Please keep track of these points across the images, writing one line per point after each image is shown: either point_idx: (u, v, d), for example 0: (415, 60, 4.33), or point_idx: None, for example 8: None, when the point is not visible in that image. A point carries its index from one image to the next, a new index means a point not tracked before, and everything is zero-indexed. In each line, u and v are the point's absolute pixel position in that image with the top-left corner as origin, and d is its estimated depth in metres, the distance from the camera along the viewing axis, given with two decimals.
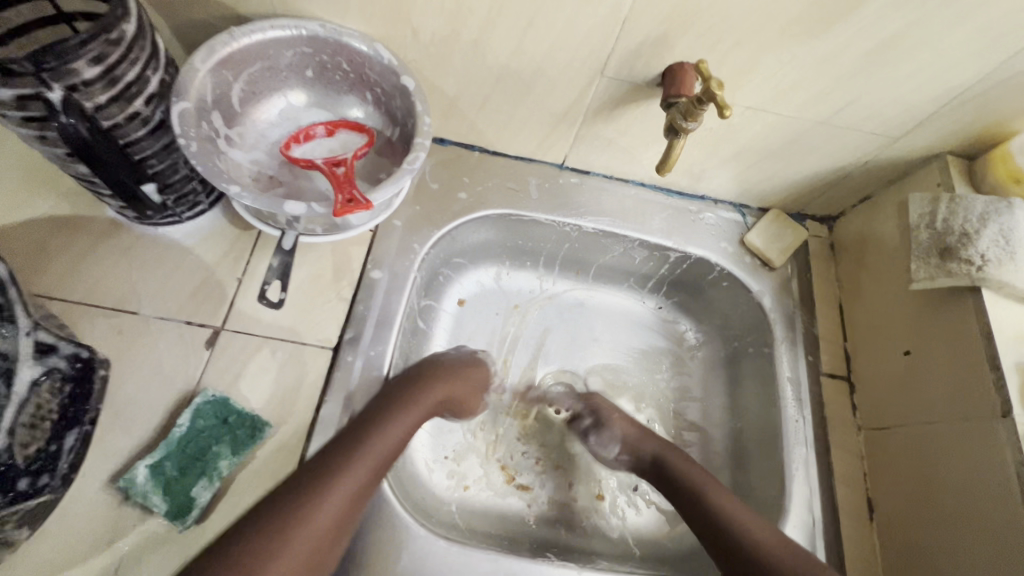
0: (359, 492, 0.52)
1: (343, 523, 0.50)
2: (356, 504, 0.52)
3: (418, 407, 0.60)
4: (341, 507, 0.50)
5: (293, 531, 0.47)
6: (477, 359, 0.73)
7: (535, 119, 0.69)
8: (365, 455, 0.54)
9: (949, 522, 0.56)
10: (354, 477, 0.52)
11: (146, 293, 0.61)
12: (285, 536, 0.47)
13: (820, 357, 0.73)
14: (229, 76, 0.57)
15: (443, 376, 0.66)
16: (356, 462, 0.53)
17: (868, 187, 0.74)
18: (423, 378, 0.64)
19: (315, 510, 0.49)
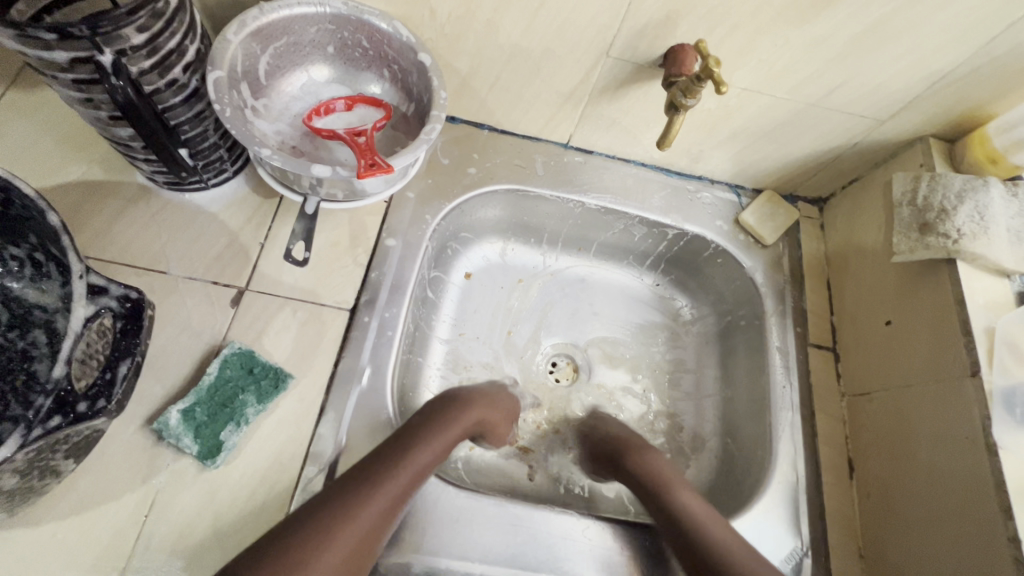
0: (397, 500, 0.52)
1: (378, 532, 0.50)
2: (391, 514, 0.51)
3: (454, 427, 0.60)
4: (381, 513, 0.50)
5: (333, 535, 0.47)
6: (506, 391, 0.73)
7: (543, 98, 0.73)
8: (407, 468, 0.54)
9: (922, 476, 0.61)
10: (393, 487, 0.52)
11: (174, 253, 0.65)
12: (328, 539, 0.46)
13: (807, 329, 0.77)
14: (258, 49, 0.61)
15: (481, 400, 0.66)
16: (398, 472, 0.53)
17: (856, 169, 0.79)
18: (462, 402, 0.64)
19: (358, 513, 0.49)
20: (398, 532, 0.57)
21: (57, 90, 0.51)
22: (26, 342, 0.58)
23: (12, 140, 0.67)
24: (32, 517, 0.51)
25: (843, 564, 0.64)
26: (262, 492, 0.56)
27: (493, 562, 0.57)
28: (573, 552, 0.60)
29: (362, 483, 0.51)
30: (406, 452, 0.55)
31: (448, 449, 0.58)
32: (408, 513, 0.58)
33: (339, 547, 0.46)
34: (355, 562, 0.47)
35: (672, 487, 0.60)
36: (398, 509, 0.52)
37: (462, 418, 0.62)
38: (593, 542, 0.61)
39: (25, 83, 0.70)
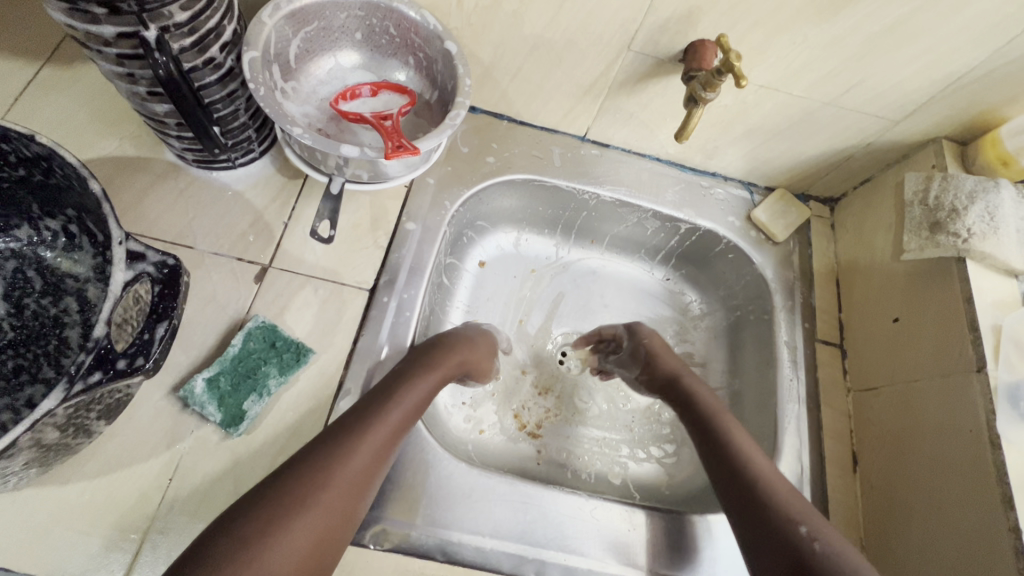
0: (391, 439, 0.53)
1: (375, 468, 0.51)
2: (387, 452, 0.53)
3: (441, 368, 0.62)
4: (375, 450, 0.51)
5: (331, 474, 0.47)
6: (491, 336, 0.73)
7: (563, 89, 0.74)
8: (396, 407, 0.55)
9: (924, 467, 0.62)
10: (385, 428, 0.53)
11: (201, 229, 0.67)
12: (325, 478, 0.47)
13: (815, 325, 0.78)
14: (290, 32, 0.63)
15: (462, 344, 0.66)
16: (388, 413, 0.54)
17: (869, 169, 0.80)
18: (443, 347, 0.64)
19: (353, 453, 0.50)
20: (412, 505, 0.58)
21: (98, 64, 0.53)
22: (59, 309, 0.60)
23: (48, 115, 0.69)
24: (60, 476, 0.53)
25: None
26: (283, 461, 0.57)
27: (503, 537, 0.59)
28: (582, 531, 0.61)
29: (352, 425, 0.52)
30: (390, 397, 0.56)
31: (432, 391, 0.60)
32: (418, 485, 0.60)
33: (342, 481, 0.48)
34: (356, 497, 0.49)
35: (726, 420, 0.64)
36: (391, 448, 0.53)
37: (446, 360, 0.63)
38: (601, 523, 0.62)
39: (60, 61, 0.72)
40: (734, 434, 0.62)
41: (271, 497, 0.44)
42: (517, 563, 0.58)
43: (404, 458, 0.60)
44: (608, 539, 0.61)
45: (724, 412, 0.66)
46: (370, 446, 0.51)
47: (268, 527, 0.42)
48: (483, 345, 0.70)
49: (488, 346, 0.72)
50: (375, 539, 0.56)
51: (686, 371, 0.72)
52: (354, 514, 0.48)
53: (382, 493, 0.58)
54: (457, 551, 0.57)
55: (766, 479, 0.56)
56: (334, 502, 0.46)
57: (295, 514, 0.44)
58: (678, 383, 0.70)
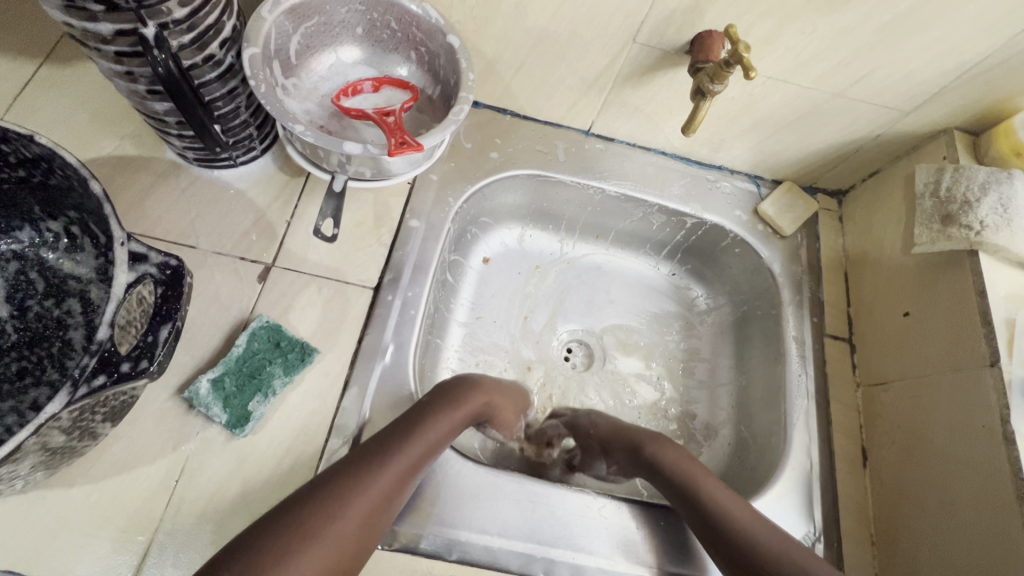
0: (408, 474, 0.53)
1: (386, 505, 0.50)
2: (402, 487, 0.52)
3: (467, 406, 0.61)
4: (391, 482, 0.51)
5: (346, 504, 0.47)
6: (518, 389, 0.72)
7: (567, 83, 0.73)
8: (416, 444, 0.54)
9: (936, 464, 0.61)
10: (403, 462, 0.52)
11: (204, 228, 0.66)
12: (342, 507, 0.46)
13: (824, 320, 0.77)
14: (290, 27, 0.62)
15: (491, 385, 0.65)
16: (410, 446, 0.54)
17: (878, 161, 0.79)
18: (472, 384, 0.63)
19: (368, 484, 0.49)
20: (420, 504, 0.58)
21: (96, 62, 0.52)
22: (61, 311, 0.59)
23: (47, 114, 0.69)
24: (67, 478, 0.53)
25: (854, 550, 0.65)
26: (289, 461, 0.57)
27: (511, 536, 0.58)
28: (590, 529, 0.61)
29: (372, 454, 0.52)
30: (415, 429, 0.55)
31: (454, 431, 0.58)
32: (426, 485, 0.59)
33: (353, 518, 0.47)
34: (365, 535, 0.47)
35: (697, 479, 0.58)
36: (404, 487, 0.52)
37: (473, 399, 0.61)
38: (612, 520, 0.62)
39: (59, 59, 0.71)
40: (713, 497, 0.56)
41: (286, 515, 0.45)
42: (526, 561, 0.58)
43: None
44: (619, 537, 0.61)
45: (695, 470, 0.60)
46: (387, 478, 0.51)
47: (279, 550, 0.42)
48: (509, 393, 0.69)
49: (516, 395, 0.70)
50: (384, 539, 0.56)
51: (642, 434, 0.64)
52: (365, 551, 0.47)
53: None
54: (465, 550, 0.57)
55: (766, 547, 0.51)
56: (346, 534, 0.46)
57: (306, 542, 0.43)
58: (641, 453, 0.62)
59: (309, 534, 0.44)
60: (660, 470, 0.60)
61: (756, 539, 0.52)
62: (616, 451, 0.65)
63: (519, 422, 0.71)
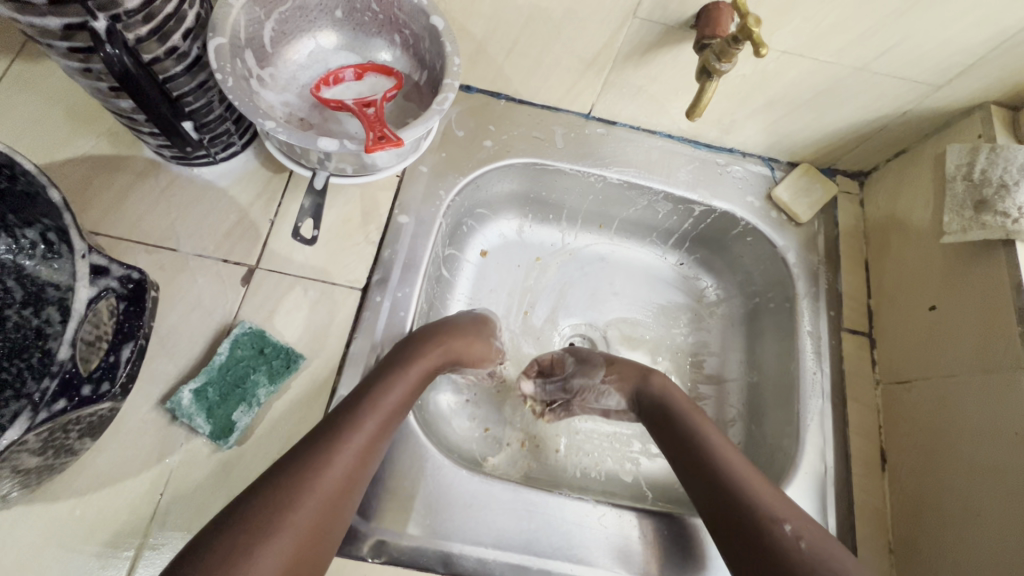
0: (367, 451, 0.51)
1: (352, 477, 0.49)
2: (363, 465, 0.51)
3: (422, 358, 0.59)
4: (349, 465, 0.49)
5: (300, 496, 0.45)
6: (484, 322, 0.70)
7: (563, 64, 0.68)
8: (373, 411, 0.53)
9: (962, 470, 0.57)
10: (364, 433, 0.51)
11: (184, 230, 0.63)
12: (294, 499, 0.45)
13: (842, 312, 0.73)
14: (262, 14, 0.58)
15: (442, 333, 0.63)
16: (361, 422, 0.52)
17: (904, 140, 0.73)
18: (419, 340, 0.61)
19: (327, 465, 0.48)
20: (411, 515, 0.56)
21: (56, 61, 0.49)
22: (41, 320, 0.57)
23: (20, 113, 0.66)
24: (51, 493, 0.52)
25: (871, 557, 0.62)
26: None
27: (507, 547, 0.56)
28: (589, 539, 0.58)
29: (327, 433, 0.50)
30: (363, 404, 0.53)
31: (412, 389, 0.57)
32: (419, 494, 0.57)
33: (314, 499, 0.46)
34: (332, 510, 0.47)
35: (702, 426, 0.60)
36: (369, 454, 0.51)
37: (425, 353, 0.60)
38: (612, 532, 0.59)
39: (32, 54, 0.68)
40: (713, 439, 0.59)
41: (247, 506, 0.44)
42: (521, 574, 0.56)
43: (401, 467, 0.58)
44: (618, 545, 0.59)
45: (700, 418, 0.62)
46: (343, 459, 0.49)
47: (231, 555, 0.41)
48: (470, 331, 0.66)
49: (480, 327, 0.68)
50: (373, 552, 0.54)
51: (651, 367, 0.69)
52: (331, 533, 0.47)
53: (379, 504, 0.56)
54: (458, 563, 0.55)
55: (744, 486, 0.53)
56: (305, 522, 0.45)
57: (263, 537, 0.43)
58: (649, 379, 0.67)
59: (268, 521, 0.43)
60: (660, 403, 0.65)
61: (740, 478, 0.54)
62: (624, 366, 0.69)
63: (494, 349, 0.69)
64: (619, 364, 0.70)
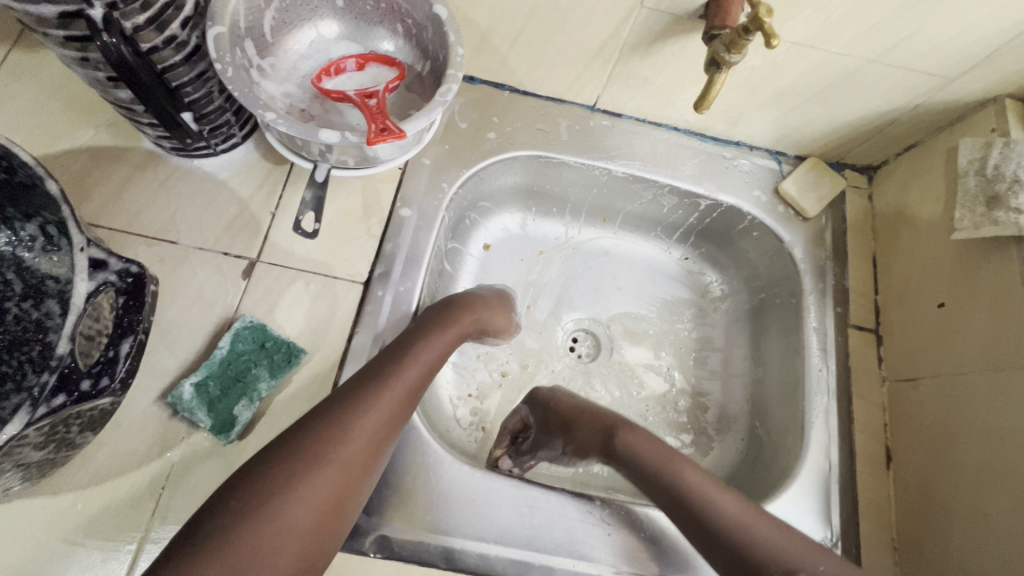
0: (407, 398, 0.53)
1: (393, 424, 0.51)
2: (404, 410, 0.53)
3: (455, 324, 0.61)
4: (393, 406, 0.51)
5: (349, 430, 0.48)
6: (508, 296, 0.72)
7: (569, 55, 0.67)
8: (414, 364, 0.55)
9: (969, 469, 0.57)
10: (404, 383, 0.53)
11: (184, 223, 0.63)
12: (342, 434, 0.48)
13: (848, 309, 0.72)
14: (262, 2, 0.57)
15: (476, 303, 0.65)
16: (403, 368, 0.54)
17: (915, 134, 0.71)
18: (456, 306, 0.63)
19: (371, 407, 0.50)
20: (413, 510, 0.56)
21: (52, 48, 0.48)
22: (41, 313, 0.57)
23: (18, 103, 0.65)
24: (52, 487, 0.52)
25: (874, 555, 0.61)
26: None
27: (509, 543, 0.56)
28: (592, 536, 0.58)
29: (372, 378, 0.52)
30: (408, 352, 0.56)
31: (448, 347, 0.59)
32: (420, 490, 0.57)
33: (359, 438, 0.48)
34: (376, 449, 0.49)
35: (678, 466, 0.56)
36: (410, 402, 0.53)
37: (459, 319, 0.62)
38: (614, 528, 0.59)
39: (29, 43, 0.67)
40: (692, 482, 0.55)
41: (299, 436, 0.47)
42: (524, 570, 0.56)
43: (404, 462, 0.58)
44: (622, 541, 0.58)
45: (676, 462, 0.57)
46: (388, 400, 0.51)
47: (288, 478, 0.44)
48: (498, 302, 0.69)
49: (505, 298, 0.71)
50: (376, 547, 0.54)
51: (616, 417, 0.62)
52: (373, 470, 0.49)
53: (382, 500, 0.56)
54: (460, 558, 0.55)
55: (749, 536, 0.50)
56: (353, 456, 0.48)
57: (313, 468, 0.45)
58: (613, 439, 0.60)
59: (320, 451, 0.46)
60: (636, 463, 0.58)
61: (735, 526, 0.51)
62: (579, 428, 0.63)
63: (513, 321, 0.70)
64: (575, 429, 0.63)
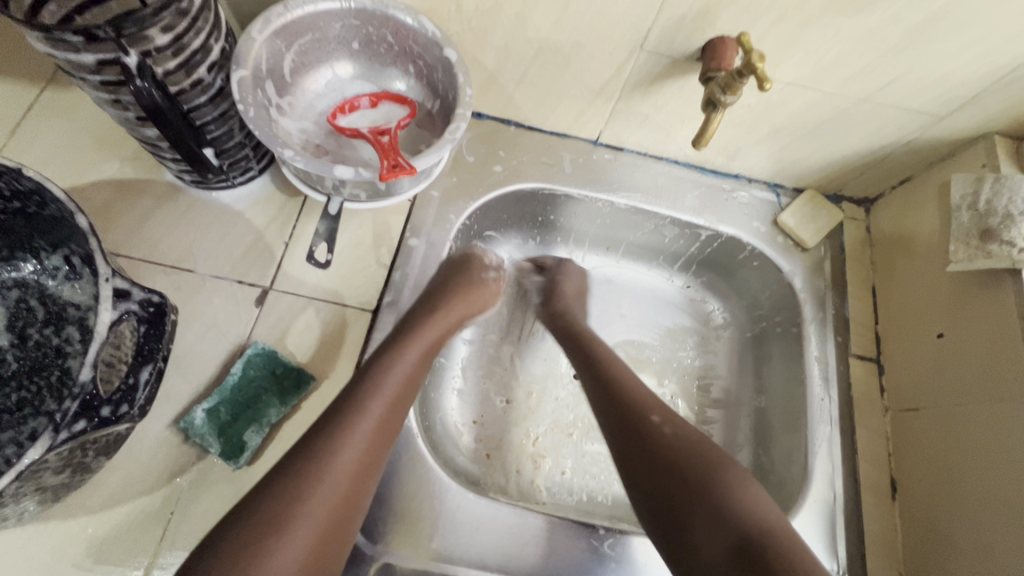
0: (380, 431, 0.52)
1: (368, 464, 0.50)
2: (379, 448, 0.51)
3: (419, 340, 0.60)
4: (364, 448, 0.50)
5: (316, 483, 0.46)
6: (474, 265, 0.71)
7: (571, 93, 0.70)
8: (380, 398, 0.53)
9: (977, 501, 0.56)
10: (374, 416, 0.52)
11: (201, 252, 0.65)
12: (309, 489, 0.45)
13: (850, 338, 0.73)
14: (283, 46, 0.60)
15: (438, 304, 0.65)
16: (370, 406, 0.52)
17: (910, 168, 0.73)
18: (418, 321, 0.62)
19: (341, 450, 0.48)
20: (418, 537, 0.56)
21: (85, 91, 0.51)
22: (61, 339, 0.59)
23: (49, 138, 0.69)
24: (64, 511, 0.53)
25: None
26: None
27: (512, 572, 0.56)
28: (595, 565, 0.58)
29: (338, 418, 0.51)
30: (373, 381, 0.54)
31: (417, 360, 0.59)
32: (424, 517, 0.57)
33: (331, 489, 0.46)
34: (353, 494, 0.48)
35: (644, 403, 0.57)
36: (384, 436, 0.52)
37: (420, 334, 0.61)
38: (615, 557, 0.59)
39: (61, 82, 0.71)
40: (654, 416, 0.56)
41: (267, 502, 0.44)
42: None
43: (410, 489, 0.58)
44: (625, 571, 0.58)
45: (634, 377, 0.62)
46: (358, 442, 0.49)
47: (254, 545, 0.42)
48: (466, 282, 0.69)
49: (473, 270, 0.71)
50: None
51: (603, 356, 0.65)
52: (352, 518, 0.48)
53: (387, 526, 0.56)
54: None
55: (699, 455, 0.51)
56: (325, 509, 0.46)
57: (283, 532, 0.43)
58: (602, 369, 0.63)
59: (287, 512, 0.44)
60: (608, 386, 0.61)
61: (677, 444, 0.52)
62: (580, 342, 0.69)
63: (485, 280, 0.72)
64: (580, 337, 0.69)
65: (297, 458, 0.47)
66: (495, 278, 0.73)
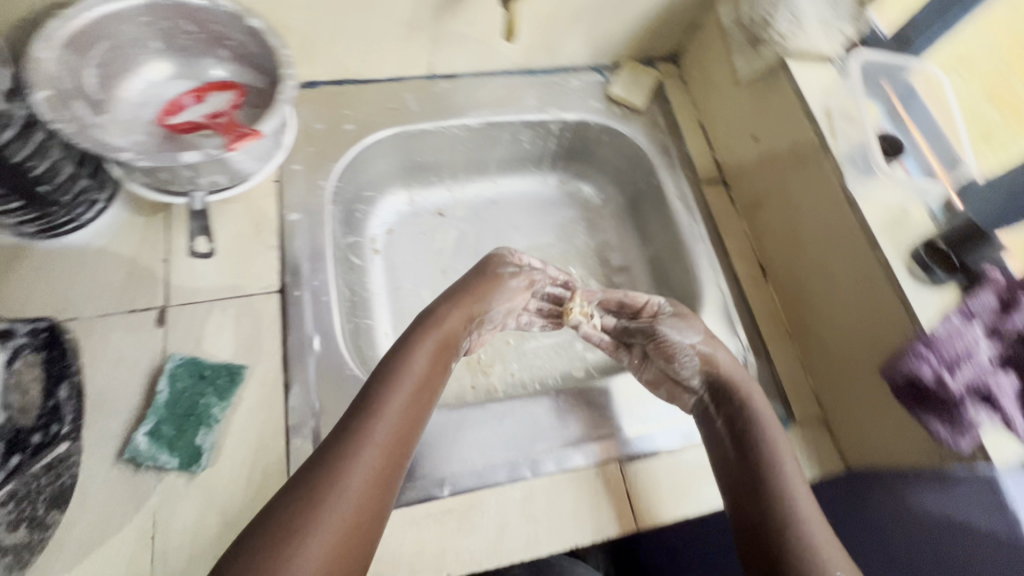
0: (398, 437, 0.52)
1: (388, 470, 0.50)
2: (398, 449, 0.52)
3: (432, 335, 0.61)
4: (381, 454, 0.50)
5: (333, 487, 0.46)
6: (494, 264, 0.69)
7: (388, 33, 0.74)
8: (394, 401, 0.54)
9: (813, 248, 0.70)
10: (388, 417, 0.53)
11: (78, 298, 0.62)
12: (325, 493, 0.46)
13: (697, 171, 0.85)
14: (79, 61, 0.58)
15: (449, 300, 0.64)
16: (383, 410, 0.53)
17: (692, 15, 0.85)
18: (429, 319, 0.62)
19: (356, 454, 0.49)
20: None
21: None
22: None
23: None
24: None
25: (779, 349, 0.74)
26: (259, 475, 0.58)
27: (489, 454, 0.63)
28: (557, 423, 0.66)
29: (354, 424, 0.51)
30: (385, 386, 0.55)
31: (430, 359, 0.59)
32: None
33: (351, 492, 0.47)
34: (376, 498, 0.48)
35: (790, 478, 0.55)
36: (402, 441, 0.52)
37: (425, 332, 0.61)
38: (572, 411, 0.67)
39: None
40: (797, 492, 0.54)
41: (286, 500, 0.46)
42: (512, 470, 0.62)
43: None
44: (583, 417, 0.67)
45: (798, 482, 0.55)
46: (377, 444, 0.50)
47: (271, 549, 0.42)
48: (481, 279, 0.67)
49: (492, 267, 0.69)
50: None
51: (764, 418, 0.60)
52: (377, 523, 0.48)
53: None
54: (455, 482, 0.61)
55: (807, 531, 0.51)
56: (344, 515, 0.46)
57: (302, 534, 0.43)
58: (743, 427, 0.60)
59: (301, 519, 0.44)
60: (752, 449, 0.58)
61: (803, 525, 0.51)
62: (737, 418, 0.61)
63: (510, 279, 0.69)
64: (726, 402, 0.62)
65: (312, 462, 0.49)
66: (515, 271, 0.69)
